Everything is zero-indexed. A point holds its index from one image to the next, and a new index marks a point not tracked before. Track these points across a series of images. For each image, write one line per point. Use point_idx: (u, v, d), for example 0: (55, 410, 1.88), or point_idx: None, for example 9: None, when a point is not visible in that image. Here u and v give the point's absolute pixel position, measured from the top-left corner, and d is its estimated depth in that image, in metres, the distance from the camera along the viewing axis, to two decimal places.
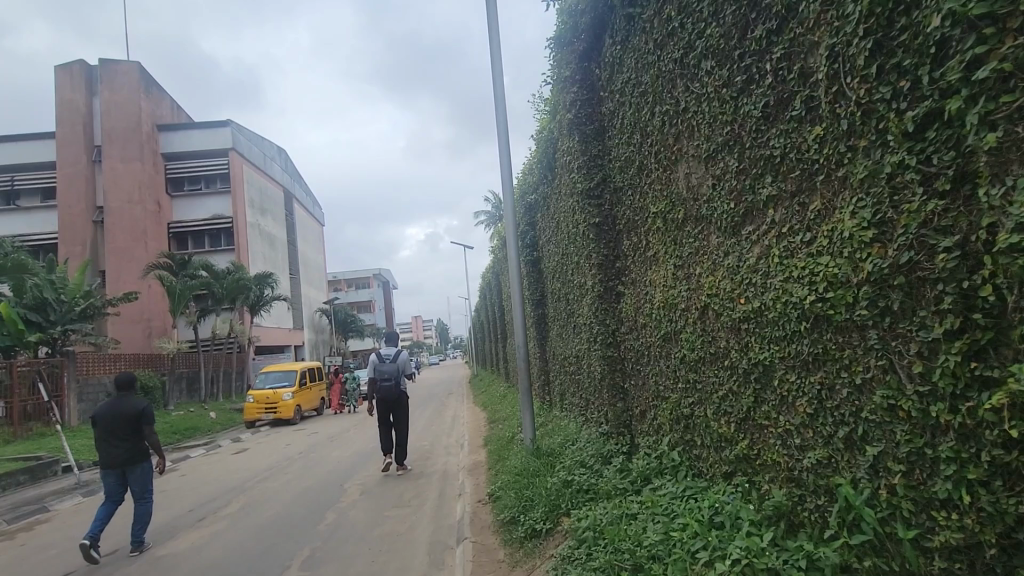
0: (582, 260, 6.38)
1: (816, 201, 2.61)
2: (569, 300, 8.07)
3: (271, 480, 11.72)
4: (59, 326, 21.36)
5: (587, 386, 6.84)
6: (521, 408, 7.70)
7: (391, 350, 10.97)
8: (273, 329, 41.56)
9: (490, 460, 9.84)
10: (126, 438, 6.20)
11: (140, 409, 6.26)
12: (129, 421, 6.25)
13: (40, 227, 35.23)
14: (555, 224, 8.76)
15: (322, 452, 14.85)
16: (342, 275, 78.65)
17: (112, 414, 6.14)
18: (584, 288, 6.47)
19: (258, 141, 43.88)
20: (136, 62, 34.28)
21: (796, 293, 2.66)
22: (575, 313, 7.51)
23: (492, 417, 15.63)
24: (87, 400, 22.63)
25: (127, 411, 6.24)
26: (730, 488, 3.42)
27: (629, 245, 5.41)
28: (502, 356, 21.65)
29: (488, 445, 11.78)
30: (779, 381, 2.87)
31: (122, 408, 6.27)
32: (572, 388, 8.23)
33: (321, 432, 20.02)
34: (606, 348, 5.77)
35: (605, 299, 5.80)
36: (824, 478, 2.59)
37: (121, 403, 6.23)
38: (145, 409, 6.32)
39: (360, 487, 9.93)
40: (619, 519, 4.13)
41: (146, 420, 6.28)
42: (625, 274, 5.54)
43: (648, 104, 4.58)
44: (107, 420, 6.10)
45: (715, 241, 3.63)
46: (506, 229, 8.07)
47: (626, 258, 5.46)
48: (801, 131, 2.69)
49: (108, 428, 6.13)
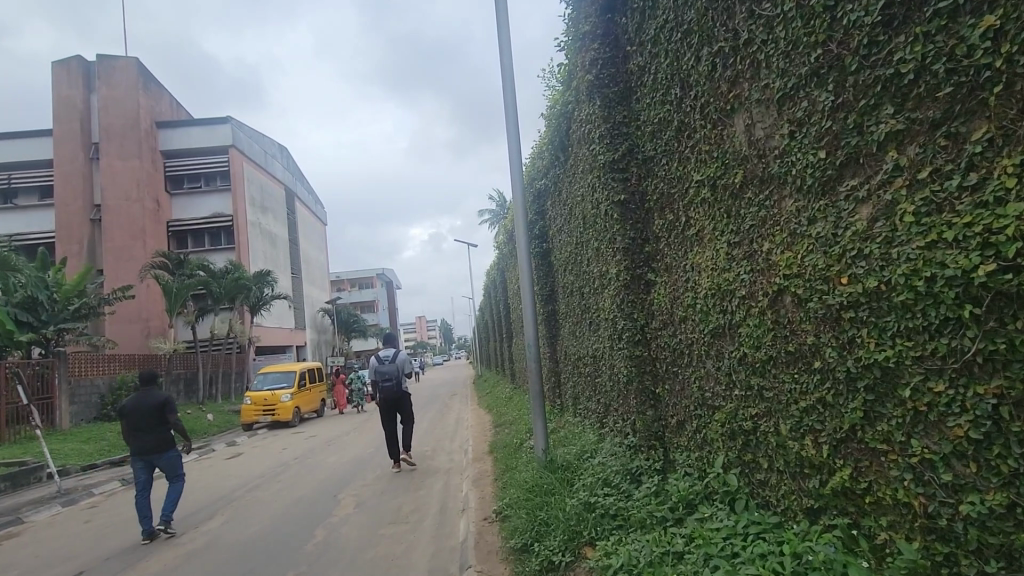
0: (603, 246, 5.55)
1: (981, 128, 1.86)
2: (586, 294, 7.23)
3: (262, 490, 10.93)
4: (52, 326, 20.67)
5: (606, 389, 6.03)
6: (531, 416, 6.83)
7: (390, 351, 10.25)
8: (273, 329, 40.80)
9: (497, 470, 8.97)
10: (152, 427, 6.58)
11: (161, 401, 6.61)
12: (152, 411, 6.60)
13: (38, 226, 34.61)
14: (569, 210, 7.94)
15: (319, 458, 14.02)
16: (345, 274, 77.82)
17: (135, 407, 6.50)
18: (604, 278, 5.64)
19: (259, 138, 43.24)
20: (134, 58, 33.58)
21: (954, 263, 1.85)
22: (593, 308, 6.67)
23: (498, 420, 14.79)
24: (79, 402, 21.91)
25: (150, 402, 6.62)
26: (820, 531, 2.58)
27: (662, 224, 4.56)
28: (507, 356, 20.84)
29: (493, 452, 10.90)
30: (914, 390, 2.04)
31: (145, 401, 6.65)
32: (588, 391, 7.39)
33: (320, 435, 19.24)
34: (633, 346, 4.91)
35: (631, 289, 4.95)
36: (1002, 534, 1.82)
37: (144, 396, 6.61)
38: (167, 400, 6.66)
39: (355, 499, 9.12)
40: (660, 558, 3.26)
41: (169, 409, 6.62)
42: (657, 259, 4.71)
43: (692, 48, 3.75)
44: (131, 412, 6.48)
45: (791, 205, 2.81)
46: (514, 216, 7.24)
47: (659, 239, 4.63)
48: (957, 29, 1.90)
49: (133, 420, 6.52)
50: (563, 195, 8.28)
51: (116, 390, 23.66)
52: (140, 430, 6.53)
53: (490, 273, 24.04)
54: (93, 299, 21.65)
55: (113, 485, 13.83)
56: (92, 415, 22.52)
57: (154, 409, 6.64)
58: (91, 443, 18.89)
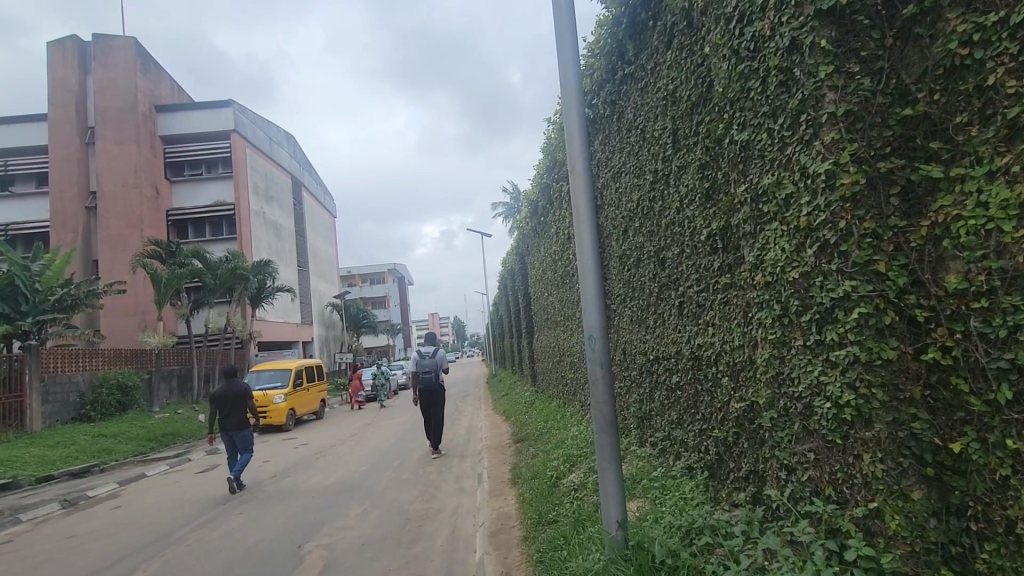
0: (760, 139, 2.72)
1: None
2: (692, 257, 4.30)
3: (213, 529, 8.28)
4: (31, 317, 18.27)
5: (756, 422, 3.21)
6: (602, 470, 3.76)
7: (430, 345, 10.38)
8: (278, 323, 38.52)
9: (525, 518, 6.18)
10: (235, 407, 9.23)
11: (242, 388, 9.35)
12: (237, 396, 9.32)
13: (30, 214, 32.47)
14: (659, 116, 4.79)
15: (298, 479, 11.29)
16: (355, 269, 75.30)
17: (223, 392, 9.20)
18: (746, 206, 2.96)
19: (264, 124, 40.87)
20: (131, 37, 31.27)
21: None
22: (723, 271, 3.71)
23: (520, 430, 12.11)
24: (53, 402, 19.38)
25: (234, 388, 9.31)
26: None
27: (980, 25, 1.84)
28: (528, 355, 18.02)
29: (518, 483, 7.98)
30: None
31: (231, 388, 9.39)
32: (680, 414, 4.62)
33: (315, 442, 16.71)
34: (852, 336, 2.18)
35: (866, 203, 2.16)
36: None
37: (229, 385, 9.33)
38: (245, 388, 9.35)
39: (324, 556, 6.46)
40: None
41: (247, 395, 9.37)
42: (955, 126, 1.98)
43: None
44: (221, 395, 9.10)
45: None
46: (565, 117, 4.14)
47: (979, 74, 1.88)
48: None
49: (222, 402, 9.24)
50: (641, 99, 5.20)
51: (98, 389, 21.07)
52: (230, 409, 9.15)
53: (506, 260, 21.26)
54: (79, 289, 19.41)
55: (54, 507, 11.31)
56: (69, 417, 19.97)
57: (239, 394, 9.39)
58: (58, 449, 16.41)
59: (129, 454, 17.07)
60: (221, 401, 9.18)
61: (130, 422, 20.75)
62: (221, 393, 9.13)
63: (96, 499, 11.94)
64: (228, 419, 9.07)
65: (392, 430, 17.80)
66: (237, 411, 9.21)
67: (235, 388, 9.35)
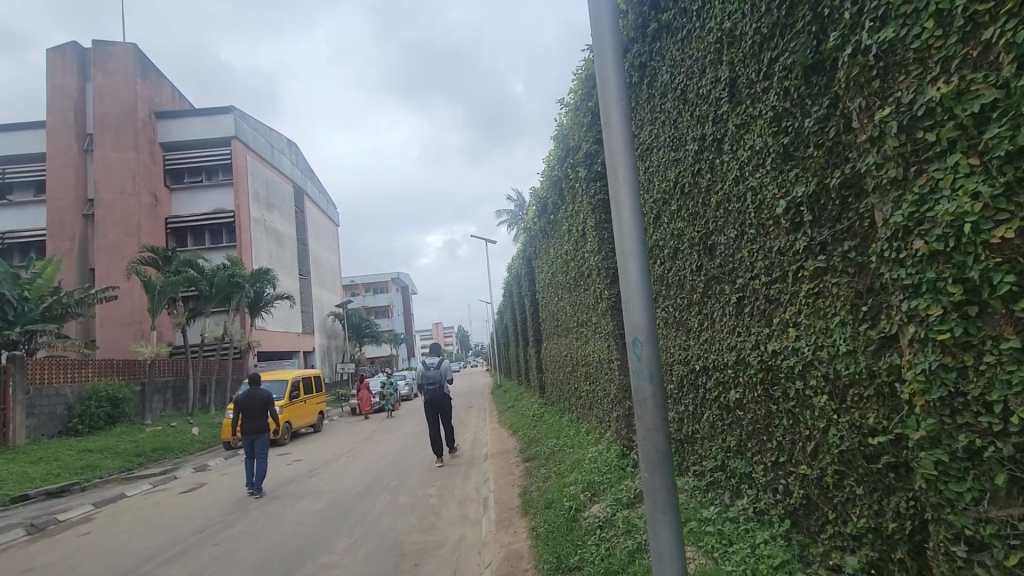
0: (918, 30, 1.84)
1: None
2: (766, 240, 3.27)
3: (182, 564, 7.27)
4: (19, 325, 17.35)
5: (892, 461, 2.26)
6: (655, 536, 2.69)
7: (435, 355, 9.45)
8: (278, 333, 37.64)
9: (539, 561, 5.16)
10: (257, 414, 8.74)
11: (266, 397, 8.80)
12: (260, 404, 8.79)
13: (26, 223, 31.73)
14: (718, 68, 3.68)
15: (286, 502, 10.27)
16: (358, 279, 74.58)
17: (247, 398, 8.72)
18: (877, 142, 2.04)
19: (265, 132, 40.34)
20: (131, 43, 30.73)
21: None
22: (825, 256, 2.71)
23: (529, 447, 11.15)
24: (39, 414, 18.37)
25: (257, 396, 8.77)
26: None
27: None
28: (534, 365, 17.11)
29: (529, 511, 7.00)
30: None
31: (255, 394, 8.87)
32: (742, 440, 3.63)
33: (310, 458, 15.74)
34: None
35: None
36: None
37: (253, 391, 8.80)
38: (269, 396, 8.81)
39: None
40: None
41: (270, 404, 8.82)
42: None
43: None
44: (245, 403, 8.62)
45: None
46: (599, 54, 2.90)
47: None
48: None
49: (244, 408, 8.73)
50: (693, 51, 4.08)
51: (86, 401, 20.01)
52: (251, 417, 8.67)
53: (511, 266, 20.31)
54: (69, 297, 18.56)
55: (20, 533, 10.32)
56: (55, 430, 18.87)
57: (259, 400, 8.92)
58: (38, 465, 15.40)
59: (115, 471, 16.07)
60: (243, 408, 8.69)
61: (120, 435, 19.74)
62: (244, 401, 8.64)
63: (68, 524, 10.93)
64: (249, 426, 8.63)
65: (393, 443, 16.85)
66: (259, 419, 8.74)
67: (258, 395, 8.83)
